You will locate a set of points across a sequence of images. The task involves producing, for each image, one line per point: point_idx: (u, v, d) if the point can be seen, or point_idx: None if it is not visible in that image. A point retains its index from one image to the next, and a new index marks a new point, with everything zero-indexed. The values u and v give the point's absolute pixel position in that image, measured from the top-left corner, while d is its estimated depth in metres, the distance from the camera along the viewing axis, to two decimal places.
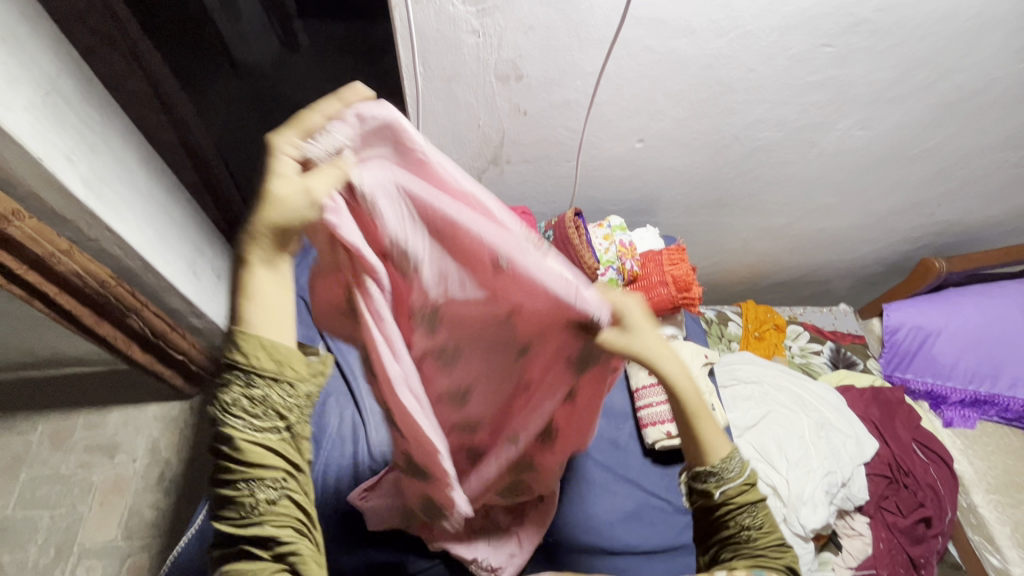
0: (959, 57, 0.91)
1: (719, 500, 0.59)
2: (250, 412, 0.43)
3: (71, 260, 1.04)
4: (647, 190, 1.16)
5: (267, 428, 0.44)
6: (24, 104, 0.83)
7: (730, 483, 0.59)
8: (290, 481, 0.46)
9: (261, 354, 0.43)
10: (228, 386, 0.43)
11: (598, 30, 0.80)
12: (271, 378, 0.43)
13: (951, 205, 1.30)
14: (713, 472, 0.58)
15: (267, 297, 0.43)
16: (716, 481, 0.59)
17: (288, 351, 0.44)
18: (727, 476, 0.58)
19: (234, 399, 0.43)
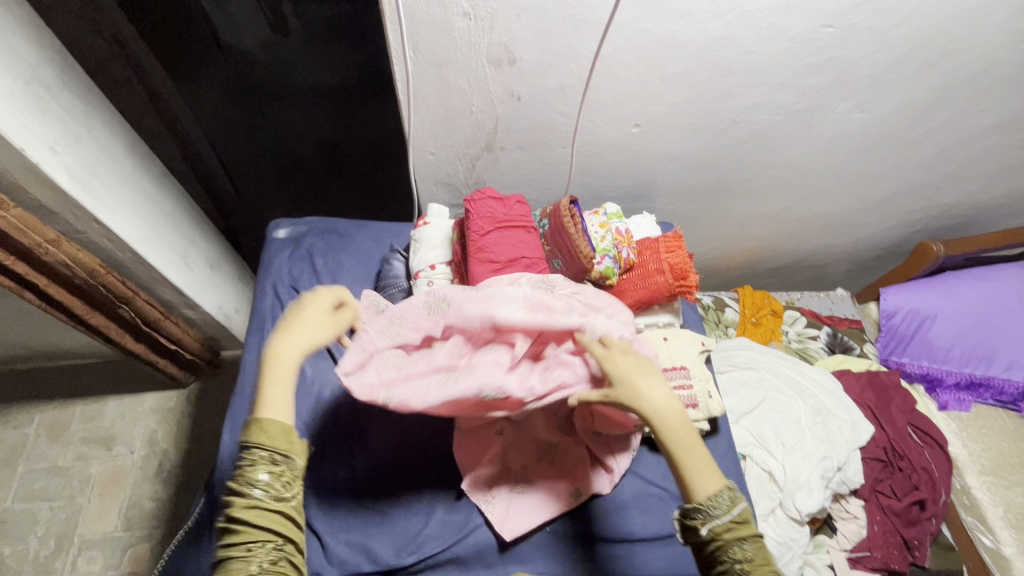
0: (963, 37, 0.89)
1: (709, 536, 0.65)
2: (272, 483, 0.62)
3: (59, 250, 1.02)
4: (644, 175, 1.14)
5: (281, 498, 0.62)
6: (4, 93, 0.81)
7: (718, 520, 0.64)
8: (286, 545, 0.62)
9: (272, 433, 0.63)
10: (249, 467, 0.62)
11: (593, 12, 0.78)
12: (285, 458, 0.63)
13: (950, 188, 1.29)
14: (700, 510, 0.64)
15: (281, 384, 0.66)
16: (703, 517, 0.64)
17: (289, 429, 0.65)
18: (714, 513, 0.64)
19: (259, 474, 0.61)
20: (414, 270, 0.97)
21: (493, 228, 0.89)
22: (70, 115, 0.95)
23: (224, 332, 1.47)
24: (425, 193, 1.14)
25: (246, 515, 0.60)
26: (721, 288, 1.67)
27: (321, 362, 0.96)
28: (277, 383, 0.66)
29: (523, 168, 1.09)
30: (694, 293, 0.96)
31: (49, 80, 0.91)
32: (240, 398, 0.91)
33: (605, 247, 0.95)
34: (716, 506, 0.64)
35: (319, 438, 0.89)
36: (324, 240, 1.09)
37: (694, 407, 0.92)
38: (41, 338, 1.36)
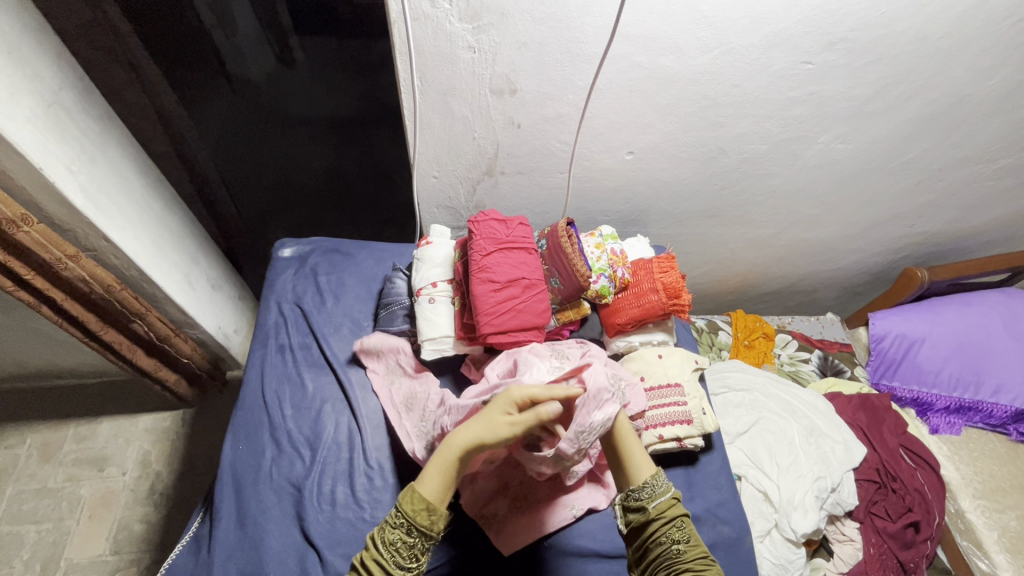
0: (933, 74, 0.95)
1: (654, 513, 0.72)
2: (401, 550, 0.65)
3: (77, 266, 1.05)
4: (638, 201, 1.19)
5: (407, 567, 0.65)
6: (27, 115, 0.85)
7: (661, 497, 0.72)
8: None
9: (419, 510, 0.66)
10: (393, 528, 0.66)
11: (588, 47, 0.84)
12: (424, 532, 0.66)
13: (931, 216, 1.34)
14: (644, 490, 0.73)
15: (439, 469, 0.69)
16: (648, 493, 0.73)
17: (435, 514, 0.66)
18: (656, 491, 0.73)
19: (394, 538, 0.65)
20: (417, 288, 1.00)
21: (495, 248, 0.92)
22: (88, 137, 0.99)
23: (224, 352, 1.48)
24: (427, 215, 1.18)
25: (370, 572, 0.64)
26: (714, 312, 1.70)
27: (325, 378, 0.98)
28: (439, 468, 0.68)
29: (522, 192, 1.13)
30: (686, 312, 0.99)
31: (72, 101, 0.95)
32: (242, 411, 0.92)
33: (601, 267, 0.99)
34: (657, 484, 0.73)
35: (319, 454, 0.89)
36: (328, 259, 1.12)
37: (689, 423, 0.93)
38: (41, 357, 1.37)
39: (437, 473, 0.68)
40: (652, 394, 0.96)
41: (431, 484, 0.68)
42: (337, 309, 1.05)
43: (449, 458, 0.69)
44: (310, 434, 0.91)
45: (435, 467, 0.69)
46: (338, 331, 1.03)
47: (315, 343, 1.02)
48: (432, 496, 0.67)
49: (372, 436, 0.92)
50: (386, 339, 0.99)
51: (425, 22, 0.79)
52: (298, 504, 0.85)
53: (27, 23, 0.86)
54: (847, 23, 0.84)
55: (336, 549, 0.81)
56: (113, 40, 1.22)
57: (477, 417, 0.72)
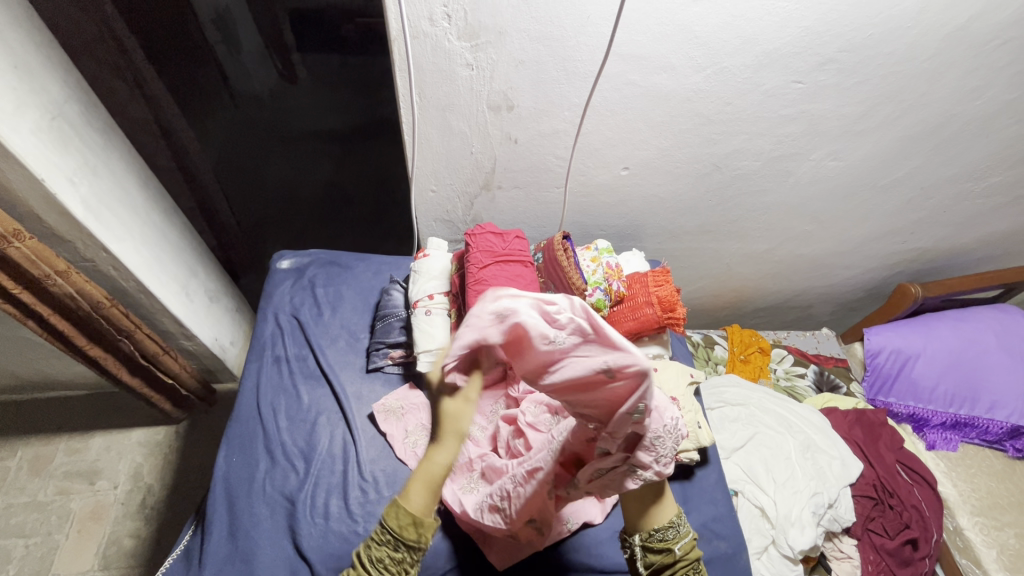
0: (921, 94, 0.97)
1: (679, 556, 0.64)
2: (389, 566, 0.62)
3: (66, 282, 1.05)
4: (633, 215, 1.20)
5: None
6: (31, 127, 0.86)
7: (685, 539, 0.65)
8: None
9: (408, 528, 0.63)
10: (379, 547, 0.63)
11: (584, 65, 0.86)
12: (414, 546, 0.63)
13: (923, 232, 1.36)
14: (671, 531, 0.65)
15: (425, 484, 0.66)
16: (673, 534, 0.65)
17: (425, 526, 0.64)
18: (681, 532, 0.66)
19: (381, 554, 0.63)
20: (413, 300, 1.00)
21: (491, 260, 0.93)
22: (90, 149, 1.00)
23: (219, 365, 1.48)
24: (425, 228, 1.19)
25: None
26: (710, 326, 1.71)
27: (322, 390, 0.98)
28: (422, 483, 0.65)
29: (519, 206, 1.15)
30: (682, 326, 1.00)
31: (76, 114, 0.96)
32: (237, 422, 0.92)
33: (597, 280, 1.00)
34: (681, 524, 0.66)
35: (313, 466, 0.89)
36: (326, 271, 1.13)
37: (685, 436, 0.93)
38: (36, 368, 1.37)
39: (423, 490, 0.65)
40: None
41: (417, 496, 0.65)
42: (334, 320, 1.06)
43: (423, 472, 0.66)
44: (304, 445, 0.91)
45: (417, 478, 0.66)
46: (335, 342, 1.03)
47: (311, 355, 1.02)
48: (420, 510, 0.64)
49: (366, 448, 0.92)
50: (406, 397, 0.97)
51: (424, 39, 0.81)
52: (290, 517, 0.84)
53: (35, 37, 0.88)
54: (836, 45, 0.87)
55: (328, 562, 0.81)
56: (119, 56, 1.24)
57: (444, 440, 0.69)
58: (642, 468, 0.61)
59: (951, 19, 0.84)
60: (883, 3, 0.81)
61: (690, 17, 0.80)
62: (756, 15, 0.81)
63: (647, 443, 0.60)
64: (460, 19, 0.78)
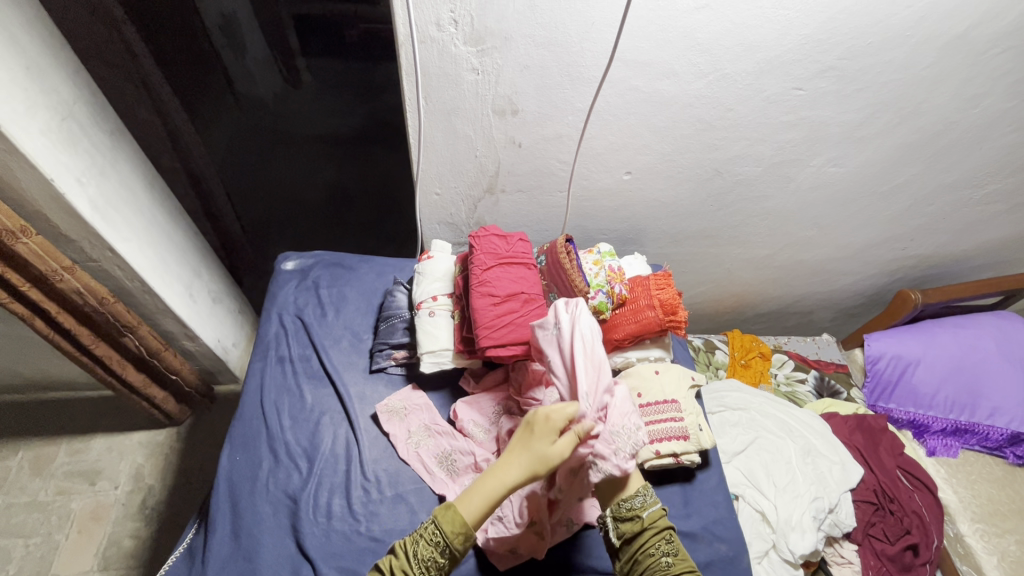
0: (920, 101, 0.98)
1: (646, 520, 0.76)
2: (429, 568, 0.67)
3: (73, 278, 1.06)
4: (635, 220, 1.21)
5: None
6: (41, 128, 0.87)
7: (652, 506, 0.77)
8: None
9: (456, 533, 0.67)
10: (424, 545, 0.67)
11: (588, 71, 0.87)
12: (454, 554, 0.67)
13: (923, 239, 1.37)
14: (638, 498, 0.77)
15: (485, 491, 0.69)
16: (641, 502, 0.77)
17: (470, 536, 0.68)
18: (648, 501, 0.77)
19: (427, 555, 0.67)
20: (417, 301, 1.01)
21: (495, 263, 0.94)
22: (99, 150, 1.01)
23: (221, 366, 1.48)
24: (428, 231, 1.20)
25: None
26: (711, 331, 1.72)
27: (325, 390, 0.98)
28: (481, 494, 0.69)
29: (522, 210, 1.16)
30: (683, 329, 1.00)
31: (85, 116, 0.98)
32: (241, 422, 0.92)
33: (599, 282, 1.00)
34: (649, 495, 0.78)
35: (316, 465, 0.89)
36: (330, 273, 1.14)
37: (686, 439, 0.94)
38: (39, 368, 1.37)
39: (480, 501, 0.69)
40: (647, 409, 0.96)
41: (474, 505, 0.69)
42: (337, 321, 1.07)
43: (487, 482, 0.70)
44: (307, 445, 0.91)
45: (484, 482, 0.70)
46: (338, 343, 1.04)
47: (315, 355, 1.02)
48: (471, 523, 0.68)
49: (369, 448, 0.92)
50: (408, 398, 0.99)
51: (431, 44, 0.82)
52: (293, 517, 0.84)
53: (46, 39, 0.89)
54: (836, 52, 0.88)
55: (330, 562, 0.81)
56: (127, 59, 1.25)
57: (516, 453, 0.72)
58: (601, 459, 0.76)
59: (949, 28, 0.86)
60: (883, 12, 0.82)
61: (693, 24, 0.81)
62: (757, 23, 0.82)
63: (606, 435, 0.77)
64: (466, 25, 0.80)
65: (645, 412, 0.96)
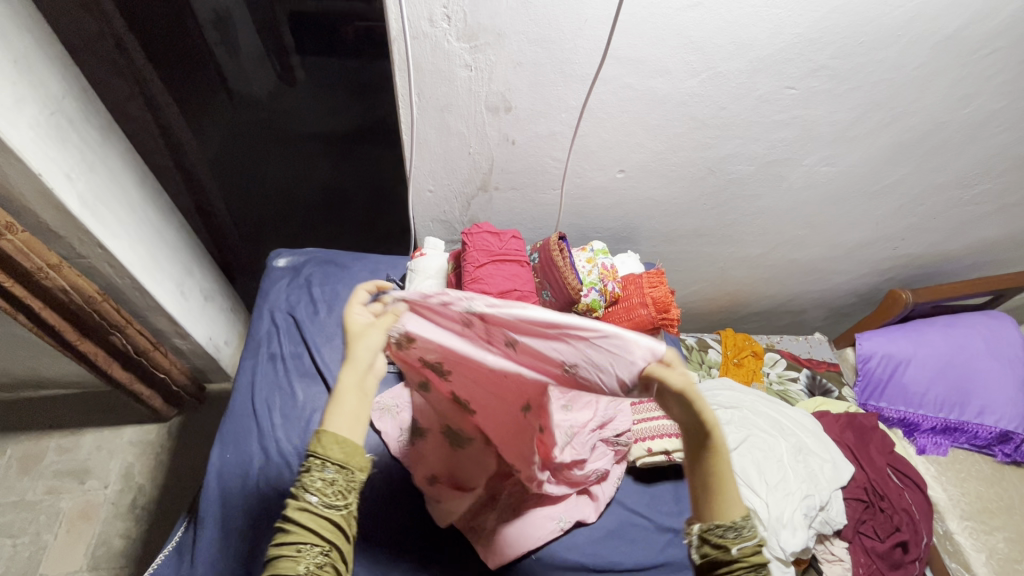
0: (910, 101, 0.99)
1: (736, 556, 0.55)
2: (322, 489, 0.52)
3: (59, 275, 1.05)
4: (628, 218, 1.21)
5: (335, 503, 0.53)
6: (29, 122, 0.86)
7: (748, 541, 0.56)
8: (330, 552, 0.52)
9: (334, 447, 0.53)
10: (308, 472, 0.52)
11: (581, 68, 0.87)
12: (340, 466, 0.53)
13: (914, 239, 1.38)
14: (729, 527, 0.56)
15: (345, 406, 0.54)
16: (735, 535, 0.56)
17: (357, 445, 0.54)
18: (745, 532, 0.56)
19: (311, 480, 0.52)
20: None
21: (488, 260, 0.95)
22: (88, 146, 1.00)
23: (212, 364, 1.47)
24: (422, 229, 1.20)
25: (296, 521, 0.52)
26: (704, 330, 1.72)
27: (317, 388, 0.98)
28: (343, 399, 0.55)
29: (515, 207, 1.15)
30: (676, 327, 1.03)
31: (74, 111, 0.97)
32: (230, 420, 0.92)
33: (592, 281, 1.01)
34: (749, 526, 0.56)
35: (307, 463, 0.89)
36: (322, 270, 1.13)
37: (677, 436, 0.96)
38: (27, 366, 1.36)
39: (347, 407, 0.54)
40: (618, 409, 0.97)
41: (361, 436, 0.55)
42: (329, 319, 1.06)
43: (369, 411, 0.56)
44: (299, 443, 0.91)
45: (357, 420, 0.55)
46: (331, 341, 1.04)
47: (306, 353, 1.02)
48: (347, 428, 0.54)
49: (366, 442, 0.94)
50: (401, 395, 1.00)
51: (424, 40, 0.81)
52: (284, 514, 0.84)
53: (34, 33, 0.88)
54: (828, 52, 0.88)
55: None
56: (117, 55, 1.24)
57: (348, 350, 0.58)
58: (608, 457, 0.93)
59: (939, 29, 0.86)
60: (874, 12, 0.83)
61: (685, 22, 0.82)
62: (749, 21, 0.83)
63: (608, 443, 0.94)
64: (459, 20, 0.79)
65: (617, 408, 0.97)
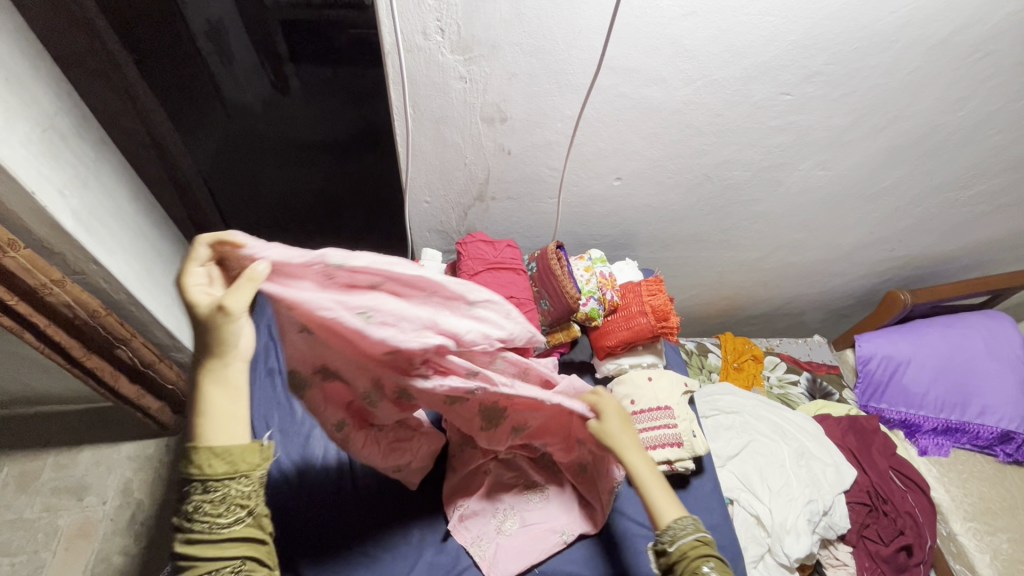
0: (905, 105, 0.99)
1: (676, 554, 0.64)
2: (209, 512, 0.52)
3: (62, 291, 1.03)
4: (625, 225, 1.21)
5: (230, 521, 0.53)
6: (21, 140, 0.86)
7: (684, 538, 0.64)
8: (245, 564, 0.55)
9: (214, 462, 0.52)
10: (190, 496, 0.52)
11: (576, 78, 0.87)
12: (228, 477, 0.53)
13: (910, 240, 1.38)
14: (665, 532, 0.65)
15: (221, 410, 0.53)
16: (671, 534, 0.65)
17: (244, 450, 0.54)
18: (678, 533, 0.64)
19: (195, 504, 0.52)
20: None
21: (485, 268, 0.95)
22: (80, 161, 0.99)
23: None
24: (419, 239, 1.20)
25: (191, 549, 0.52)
26: (703, 334, 1.72)
27: None
28: (219, 403, 0.53)
29: (513, 217, 1.15)
30: (675, 334, 1.03)
31: (67, 126, 0.97)
32: None
33: (591, 289, 1.01)
34: (682, 524, 0.65)
35: (307, 482, 0.91)
36: None
37: (680, 445, 0.94)
38: (23, 383, 1.34)
39: (224, 417, 0.53)
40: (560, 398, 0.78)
41: (239, 436, 0.54)
42: None
43: (242, 404, 0.55)
44: (299, 462, 0.93)
45: (224, 421, 0.53)
46: None
47: None
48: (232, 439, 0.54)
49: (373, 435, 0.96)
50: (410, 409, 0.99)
51: (417, 53, 0.81)
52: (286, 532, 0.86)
53: (24, 49, 0.88)
54: (822, 58, 0.88)
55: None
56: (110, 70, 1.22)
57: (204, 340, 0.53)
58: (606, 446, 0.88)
59: (933, 33, 0.86)
60: (868, 17, 0.83)
61: (679, 30, 0.82)
62: (743, 29, 0.83)
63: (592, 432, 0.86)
64: (453, 33, 0.79)
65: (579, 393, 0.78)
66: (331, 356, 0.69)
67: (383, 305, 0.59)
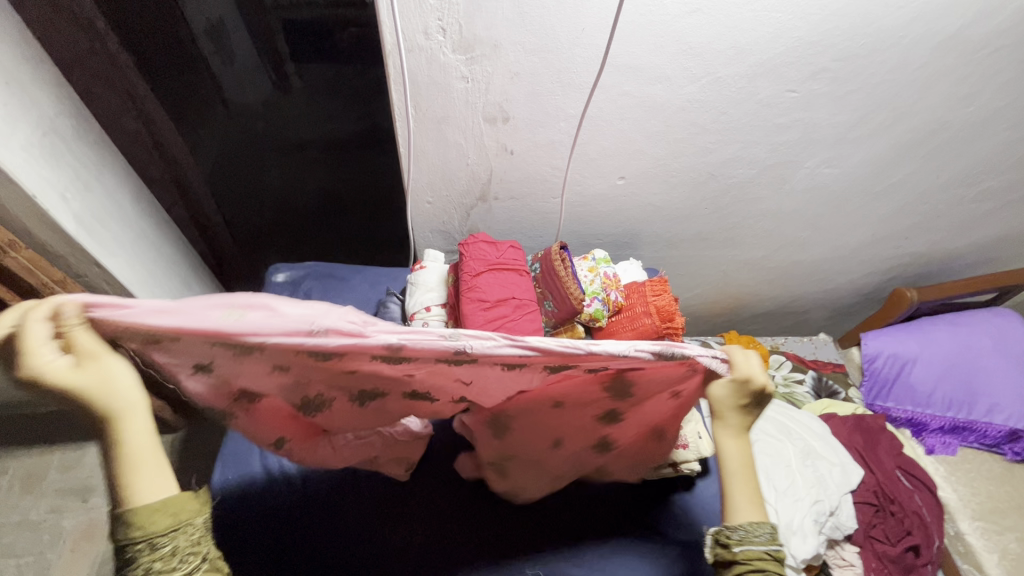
0: (913, 102, 0.98)
1: (739, 555, 0.61)
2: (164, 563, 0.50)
3: (64, 291, 1.02)
4: (629, 225, 1.20)
5: (190, 567, 0.51)
6: (22, 143, 0.85)
7: (754, 545, 0.61)
8: None
9: (155, 516, 0.50)
10: (137, 559, 0.49)
11: (580, 76, 0.86)
12: (171, 529, 0.51)
13: (917, 238, 1.37)
14: (736, 528, 0.63)
15: (138, 452, 0.52)
16: (739, 536, 0.62)
17: (172, 493, 0.52)
18: (749, 535, 0.62)
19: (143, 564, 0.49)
20: (411, 312, 1.02)
21: (485, 268, 0.94)
22: (81, 164, 0.99)
23: None
24: (422, 240, 1.19)
25: None
26: (707, 333, 1.71)
27: None
28: (138, 451, 0.52)
29: (515, 217, 1.14)
30: (681, 335, 1.02)
31: (67, 128, 0.96)
32: (232, 439, 0.94)
33: (594, 290, 1.01)
34: (759, 532, 0.62)
35: (310, 479, 0.91)
36: (321, 284, 1.16)
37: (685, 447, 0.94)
38: None
39: (151, 465, 0.52)
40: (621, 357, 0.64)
41: (167, 486, 0.53)
42: None
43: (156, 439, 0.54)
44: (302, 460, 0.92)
45: (142, 472, 0.52)
46: None
47: None
48: (159, 484, 0.52)
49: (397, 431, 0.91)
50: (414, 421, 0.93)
51: (419, 53, 0.80)
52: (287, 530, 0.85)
53: (24, 51, 0.87)
54: (829, 54, 0.87)
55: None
56: (110, 69, 1.21)
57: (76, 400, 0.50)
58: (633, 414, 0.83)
59: (942, 29, 0.85)
60: (875, 13, 0.81)
61: (684, 28, 0.80)
62: (749, 26, 0.81)
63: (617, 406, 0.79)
64: (454, 32, 0.78)
65: (662, 354, 0.65)
66: (300, 368, 0.65)
67: (254, 308, 0.56)
